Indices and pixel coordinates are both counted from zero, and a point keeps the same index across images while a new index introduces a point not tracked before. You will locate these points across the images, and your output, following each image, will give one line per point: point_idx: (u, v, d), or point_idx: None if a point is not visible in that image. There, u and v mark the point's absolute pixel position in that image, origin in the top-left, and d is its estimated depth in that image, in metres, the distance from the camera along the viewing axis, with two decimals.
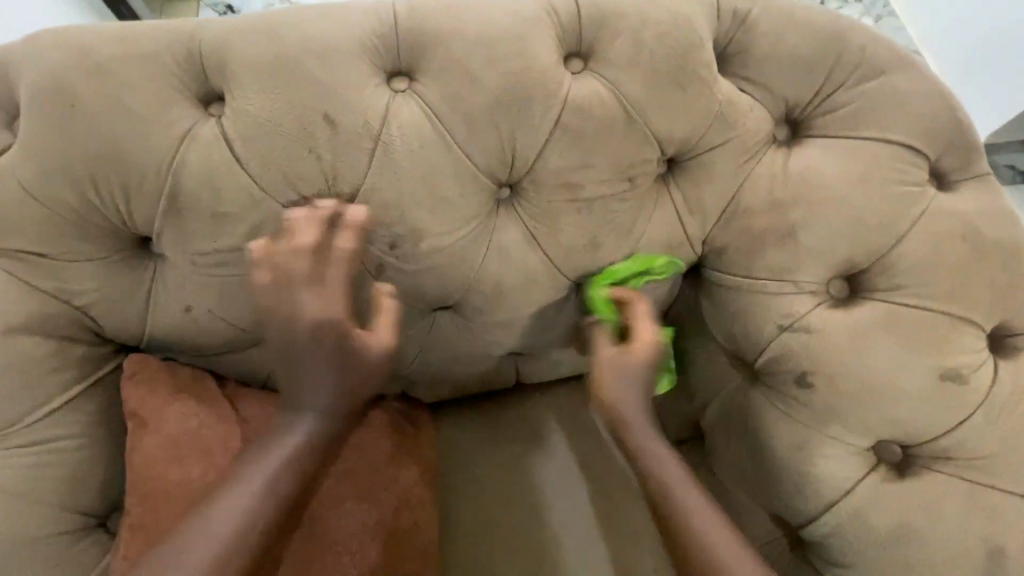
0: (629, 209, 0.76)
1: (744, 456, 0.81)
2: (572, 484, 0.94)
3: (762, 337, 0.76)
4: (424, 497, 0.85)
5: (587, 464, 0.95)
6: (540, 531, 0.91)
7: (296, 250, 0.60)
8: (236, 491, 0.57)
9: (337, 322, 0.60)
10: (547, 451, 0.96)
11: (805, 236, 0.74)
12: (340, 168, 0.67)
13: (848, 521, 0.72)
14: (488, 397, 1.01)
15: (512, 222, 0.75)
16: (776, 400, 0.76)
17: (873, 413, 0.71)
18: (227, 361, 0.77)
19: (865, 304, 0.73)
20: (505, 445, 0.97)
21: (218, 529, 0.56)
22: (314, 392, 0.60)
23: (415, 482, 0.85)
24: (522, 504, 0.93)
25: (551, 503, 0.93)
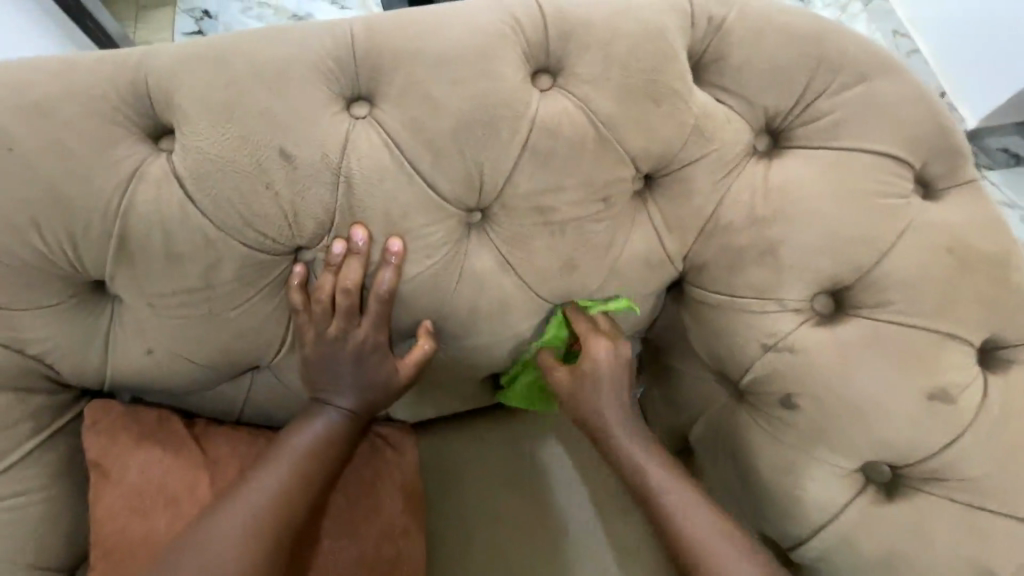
0: (605, 229, 0.73)
1: (733, 476, 0.79)
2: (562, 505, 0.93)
3: (746, 357, 0.74)
4: (409, 527, 0.83)
5: (576, 484, 0.94)
6: (530, 555, 0.90)
7: (337, 294, 0.67)
8: (271, 472, 0.67)
9: (369, 341, 0.69)
10: (534, 472, 0.94)
11: (786, 254, 0.71)
12: (299, 202, 0.64)
13: (835, 544, 0.71)
14: (474, 414, 0.99)
15: (484, 247, 0.72)
16: (761, 421, 0.75)
17: (860, 435, 0.69)
18: (196, 399, 0.75)
19: (849, 322, 0.70)
20: (492, 467, 0.95)
21: (255, 503, 0.65)
22: (339, 390, 0.71)
23: (398, 511, 0.83)
24: (511, 529, 0.91)
25: (540, 526, 0.91)
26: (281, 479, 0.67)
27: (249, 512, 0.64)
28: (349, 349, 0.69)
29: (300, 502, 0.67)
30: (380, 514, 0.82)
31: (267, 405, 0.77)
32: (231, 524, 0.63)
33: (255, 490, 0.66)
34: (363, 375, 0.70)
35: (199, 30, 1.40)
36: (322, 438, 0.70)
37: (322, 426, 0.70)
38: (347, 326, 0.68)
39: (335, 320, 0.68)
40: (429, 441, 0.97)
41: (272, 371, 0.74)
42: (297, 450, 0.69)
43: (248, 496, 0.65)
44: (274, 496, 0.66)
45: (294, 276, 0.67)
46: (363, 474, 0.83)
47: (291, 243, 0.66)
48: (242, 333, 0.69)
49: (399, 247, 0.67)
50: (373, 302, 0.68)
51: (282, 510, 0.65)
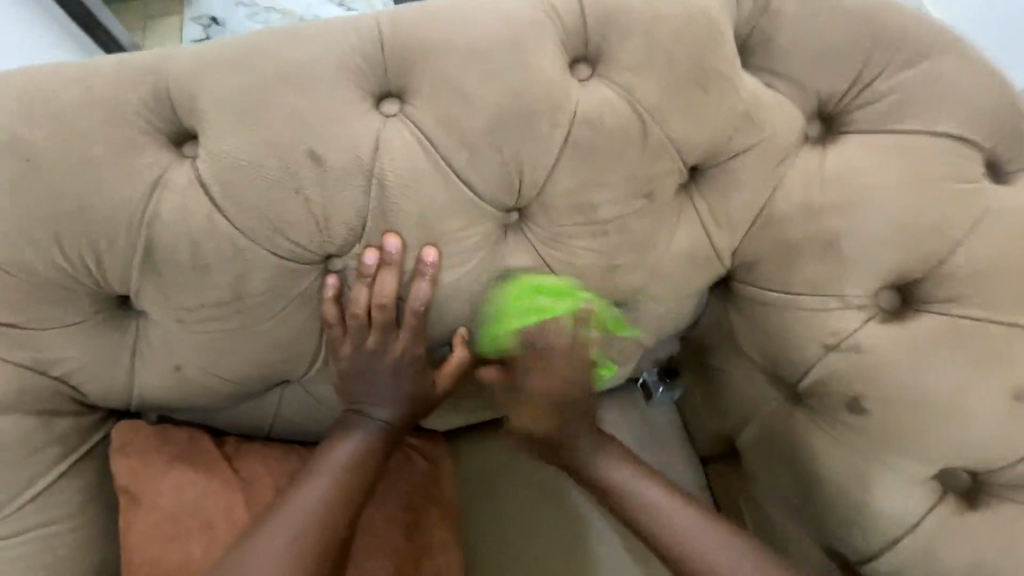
0: (650, 225, 0.69)
1: (792, 484, 0.74)
2: (606, 520, 0.88)
3: (805, 358, 0.69)
4: (448, 542, 0.80)
5: None
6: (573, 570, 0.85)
7: (374, 306, 0.64)
8: (313, 481, 0.65)
9: (409, 353, 0.68)
10: (575, 481, 0.90)
11: (848, 246, 0.66)
12: (329, 207, 0.60)
13: (912, 557, 0.66)
14: (505, 421, 0.94)
15: (523, 248, 0.68)
16: (823, 426, 0.70)
17: (939, 441, 0.64)
18: (224, 415, 0.72)
19: (920, 317, 0.65)
20: (529, 477, 0.90)
21: (298, 510, 0.62)
22: (377, 399, 0.69)
23: (438, 525, 0.80)
24: (551, 542, 0.87)
25: (583, 539, 0.87)
26: (321, 495, 0.64)
27: (291, 531, 0.61)
28: (387, 361, 0.68)
29: (342, 519, 0.64)
30: (417, 529, 0.78)
31: (298, 418, 0.75)
32: (274, 545, 0.60)
33: (298, 497, 0.63)
34: (400, 387, 0.69)
35: (206, 37, 1.35)
36: (359, 451, 0.68)
37: (360, 440, 0.68)
38: (385, 340, 0.67)
39: (374, 334, 0.66)
40: (462, 450, 0.92)
41: (301, 385, 0.73)
42: (334, 464, 0.66)
43: (289, 513, 0.62)
44: (315, 513, 0.62)
45: (327, 287, 0.64)
46: (399, 487, 0.80)
47: (323, 251, 0.62)
48: (274, 346, 0.66)
49: (436, 255, 0.64)
50: (408, 315, 0.66)
51: (324, 527, 0.62)
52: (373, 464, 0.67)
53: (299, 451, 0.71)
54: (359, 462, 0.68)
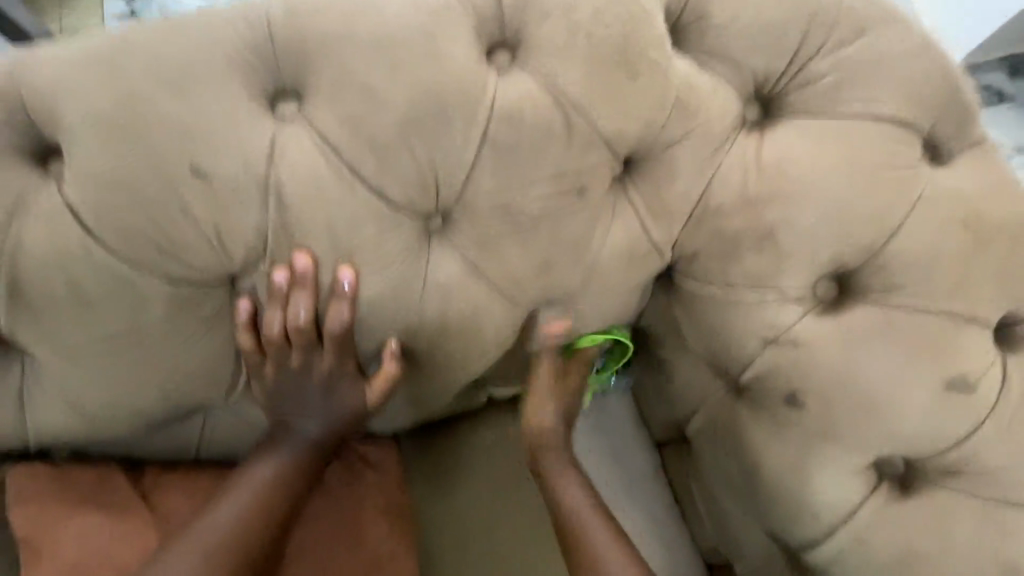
0: (583, 224, 0.66)
1: (735, 476, 0.74)
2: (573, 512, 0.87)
3: (745, 353, 0.68)
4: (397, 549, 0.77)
5: None
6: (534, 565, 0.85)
7: (292, 330, 0.60)
8: (234, 496, 0.64)
9: (337, 371, 0.65)
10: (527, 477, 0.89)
11: (785, 238, 0.64)
12: (223, 226, 0.54)
13: (849, 546, 0.66)
14: (458, 420, 0.92)
15: (448, 254, 0.64)
16: (763, 419, 0.69)
17: (872, 431, 0.63)
18: (143, 446, 0.68)
19: (857, 308, 0.64)
20: (491, 473, 0.88)
21: (216, 526, 0.62)
22: (305, 415, 0.66)
23: (388, 530, 0.78)
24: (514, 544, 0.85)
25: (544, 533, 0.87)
26: (234, 517, 0.62)
27: (197, 557, 0.60)
28: (316, 378, 0.65)
29: (256, 541, 0.63)
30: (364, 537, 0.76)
31: (226, 440, 0.71)
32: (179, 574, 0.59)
33: (218, 512, 0.62)
34: (331, 403, 0.66)
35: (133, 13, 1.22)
36: (286, 467, 0.66)
37: (285, 457, 0.66)
38: (309, 360, 0.63)
39: (296, 356, 0.62)
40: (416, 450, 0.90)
41: (226, 409, 0.69)
42: (256, 482, 0.64)
43: (198, 534, 0.61)
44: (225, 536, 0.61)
45: (238, 310, 0.59)
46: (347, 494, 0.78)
47: (224, 272, 0.57)
48: (181, 375, 0.61)
49: (353, 275, 0.59)
50: (329, 337, 0.61)
51: (233, 551, 0.61)
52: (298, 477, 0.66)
53: (231, 470, 0.69)
54: (286, 479, 0.66)
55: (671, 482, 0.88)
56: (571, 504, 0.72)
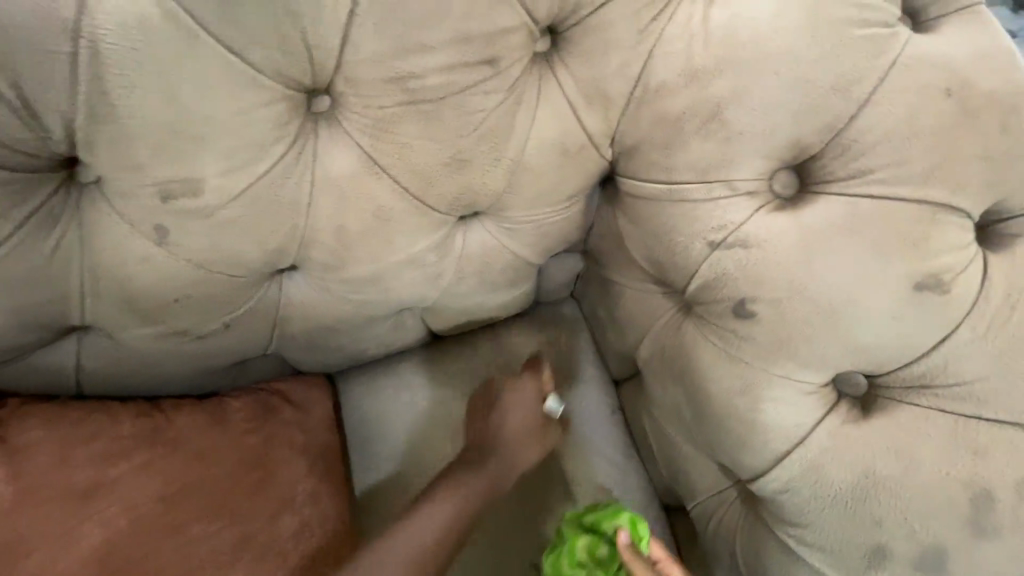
0: (497, 106, 0.55)
1: (681, 403, 0.66)
2: (545, 483, 0.78)
3: (689, 260, 0.59)
4: None
5: None
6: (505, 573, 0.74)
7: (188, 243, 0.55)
8: (157, 450, 0.62)
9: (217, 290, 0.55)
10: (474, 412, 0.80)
11: (735, 118, 0.54)
12: (30, 89, 0.44)
13: (802, 474, 0.58)
14: (400, 356, 0.82)
15: (337, 142, 0.55)
16: (712, 336, 0.61)
17: (827, 343, 0.55)
18: (5, 374, 0.61)
19: (818, 201, 0.54)
20: (441, 420, 0.80)
21: (135, 486, 0.60)
22: (251, 343, 0.68)
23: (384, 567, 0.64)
24: (498, 532, 0.75)
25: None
26: (143, 481, 0.60)
27: (88, 522, 0.57)
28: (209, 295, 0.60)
29: (175, 497, 0.61)
30: (299, 525, 0.67)
31: (108, 370, 0.64)
32: (58, 541, 0.55)
33: (135, 471, 0.60)
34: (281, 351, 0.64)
35: None
36: (221, 420, 0.68)
37: (215, 414, 0.68)
38: (187, 266, 0.57)
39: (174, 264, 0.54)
40: (358, 400, 0.81)
41: (103, 332, 0.61)
42: (185, 437, 0.65)
43: (90, 496, 0.58)
44: (125, 500, 0.59)
45: (84, 210, 0.52)
46: (301, 483, 0.69)
47: (52, 153, 0.48)
48: (20, 283, 0.53)
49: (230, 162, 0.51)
50: (200, 241, 0.55)
51: (155, 506, 0.60)
52: (227, 431, 0.67)
53: (140, 421, 0.64)
54: (215, 434, 0.66)
55: (626, 419, 0.82)
56: None
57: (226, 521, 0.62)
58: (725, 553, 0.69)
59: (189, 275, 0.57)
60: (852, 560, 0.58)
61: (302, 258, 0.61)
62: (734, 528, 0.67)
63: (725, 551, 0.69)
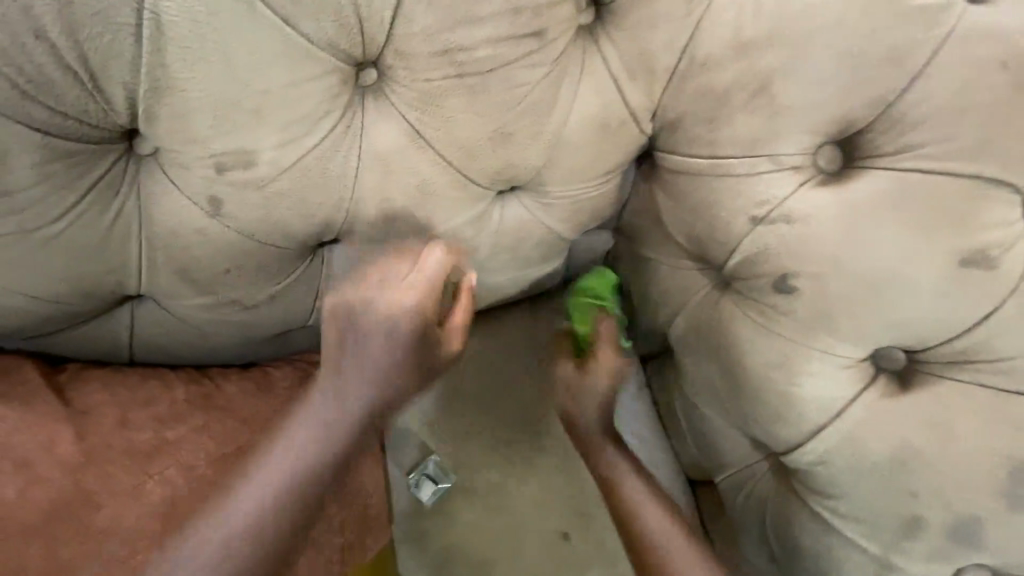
0: (543, 79, 0.56)
1: (715, 376, 0.67)
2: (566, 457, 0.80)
3: (730, 236, 0.60)
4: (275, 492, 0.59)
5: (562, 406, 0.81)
6: (532, 546, 0.78)
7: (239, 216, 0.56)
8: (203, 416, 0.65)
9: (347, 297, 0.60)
10: (507, 385, 0.82)
11: (782, 92, 0.54)
12: (96, 62, 0.45)
13: (838, 447, 0.59)
14: None
15: (385, 116, 0.55)
16: (753, 311, 0.61)
17: (869, 318, 0.55)
18: (65, 343, 0.64)
19: (864, 175, 0.54)
20: (473, 394, 0.81)
21: (182, 449, 0.62)
22: (295, 312, 0.69)
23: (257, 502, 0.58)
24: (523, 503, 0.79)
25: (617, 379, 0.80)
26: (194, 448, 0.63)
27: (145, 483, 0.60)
28: (260, 268, 0.62)
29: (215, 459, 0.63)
30: (335, 474, 0.61)
31: (158, 339, 0.66)
32: (121, 500, 0.59)
33: (186, 435, 0.63)
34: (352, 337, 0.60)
35: None
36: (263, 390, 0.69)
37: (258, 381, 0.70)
38: (239, 239, 0.58)
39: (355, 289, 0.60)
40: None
41: (156, 302, 0.63)
42: (228, 405, 0.66)
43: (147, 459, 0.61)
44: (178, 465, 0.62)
45: (144, 182, 0.54)
46: (329, 424, 0.60)
47: (115, 126, 0.50)
48: (82, 253, 0.55)
49: (282, 135, 0.52)
50: (252, 214, 0.57)
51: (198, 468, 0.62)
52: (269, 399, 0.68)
53: (189, 390, 0.66)
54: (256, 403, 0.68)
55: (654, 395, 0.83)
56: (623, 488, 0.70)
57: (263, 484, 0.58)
58: (756, 523, 0.71)
59: (241, 247, 0.59)
60: (885, 529, 0.59)
61: (347, 232, 0.62)
62: (764, 498, 0.69)
63: (755, 522, 0.71)
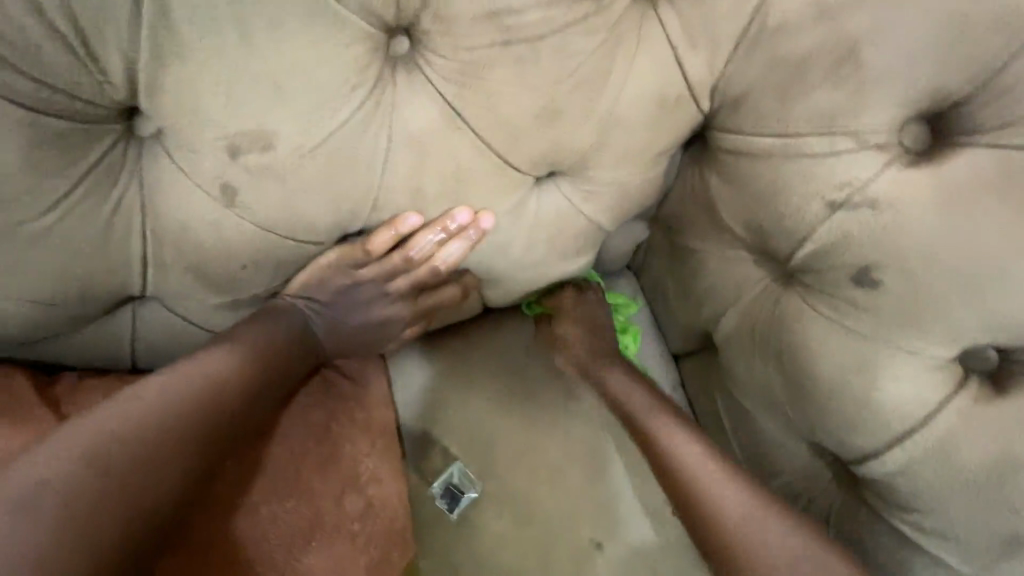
0: (597, 47, 0.49)
1: (775, 380, 0.62)
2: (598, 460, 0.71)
3: (802, 224, 0.54)
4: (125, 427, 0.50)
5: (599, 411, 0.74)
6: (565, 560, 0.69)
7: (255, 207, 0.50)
8: None
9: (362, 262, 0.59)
10: None
11: (870, 60, 0.48)
12: (91, 24, 0.39)
13: (923, 456, 0.54)
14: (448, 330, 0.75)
15: (419, 91, 0.49)
16: (826, 307, 0.56)
17: (965, 314, 0.49)
18: (58, 351, 0.57)
19: (961, 154, 0.48)
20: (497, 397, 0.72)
21: None
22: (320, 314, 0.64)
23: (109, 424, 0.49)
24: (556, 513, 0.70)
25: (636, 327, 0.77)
26: (191, 457, 0.52)
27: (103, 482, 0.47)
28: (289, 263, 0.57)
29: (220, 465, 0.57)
30: (203, 434, 0.53)
31: (162, 344, 0.60)
32: None
33: None
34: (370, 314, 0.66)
35: None
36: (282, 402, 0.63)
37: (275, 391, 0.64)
38: (253, 232, 0.52)
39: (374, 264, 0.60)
40: (408, 382, 0.73)
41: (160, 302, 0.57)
42: None
43: (139, 476, 0.48)
44: (166, 475, 0.50)
45: (147, 169, 0.48)
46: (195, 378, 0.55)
47: (113, 102, 0.44)
48: (77, 249, 0.48)
49: (305, 111, 0.46)
50: (269, 204, 0.50)
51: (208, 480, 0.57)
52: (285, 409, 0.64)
53: None
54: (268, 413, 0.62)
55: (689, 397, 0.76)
56: (670, 445, 0.64)
57: (154, 449, 0.50)
58: None
59: (255, 241, 0.53)
60: (976, 546, 0.54)
61: (372, 224, 0.56)
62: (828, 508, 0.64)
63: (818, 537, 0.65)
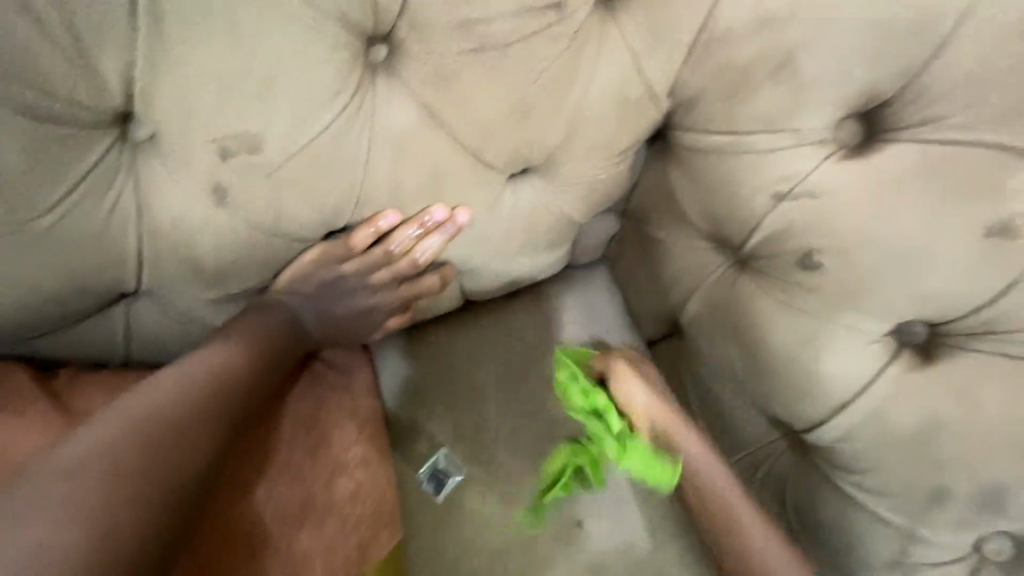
0: (559, 53, 0.53)
1: (734, 358, 0.67)
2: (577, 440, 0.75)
3: (752, 213, 0.59)
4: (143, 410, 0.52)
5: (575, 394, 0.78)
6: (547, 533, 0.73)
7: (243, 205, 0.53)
8: None
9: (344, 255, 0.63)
10: None
11: (806, 64, 0.52)
12: (89, 37, 0.42)
13: (862, 420, 0.60)
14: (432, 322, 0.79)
15: (396, 95, 0.53)
16: (776, 288, 0.61)
17: (893, 293, 0.55)
18: (55, 346, 0.59)
19: (888, 148, 0.53)
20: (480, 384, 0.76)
21: None
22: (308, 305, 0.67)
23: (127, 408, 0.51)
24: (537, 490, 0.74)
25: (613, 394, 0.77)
26: (210, 432, 0.55)
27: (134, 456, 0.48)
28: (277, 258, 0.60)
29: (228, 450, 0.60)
30: (218, 411, 0.56)
31: (156, 337, 0.63)
32: None
33: None
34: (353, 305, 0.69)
35: None
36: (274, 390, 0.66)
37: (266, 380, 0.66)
38: (242, 229, 0.55)
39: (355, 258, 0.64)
40: (395, 371, 0.77)
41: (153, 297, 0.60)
42: None
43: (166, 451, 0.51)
44: (190, 449, 0.52)
45: (141, 170, 0.51)
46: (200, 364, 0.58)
47: (108, 108, 0.46)
48: (72, 248, 0.51)
49: (289, 115, 0.49)
50: (257, 202, 0.53)
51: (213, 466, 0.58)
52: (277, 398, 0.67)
53: None
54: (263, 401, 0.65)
55: None
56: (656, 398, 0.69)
57: (178, 424, 0.53)
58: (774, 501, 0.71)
59: (244, 238, 0.56)
60: (909, 500, 0.60)
61: (356, 220, 0.60)
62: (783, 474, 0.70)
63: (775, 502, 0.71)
